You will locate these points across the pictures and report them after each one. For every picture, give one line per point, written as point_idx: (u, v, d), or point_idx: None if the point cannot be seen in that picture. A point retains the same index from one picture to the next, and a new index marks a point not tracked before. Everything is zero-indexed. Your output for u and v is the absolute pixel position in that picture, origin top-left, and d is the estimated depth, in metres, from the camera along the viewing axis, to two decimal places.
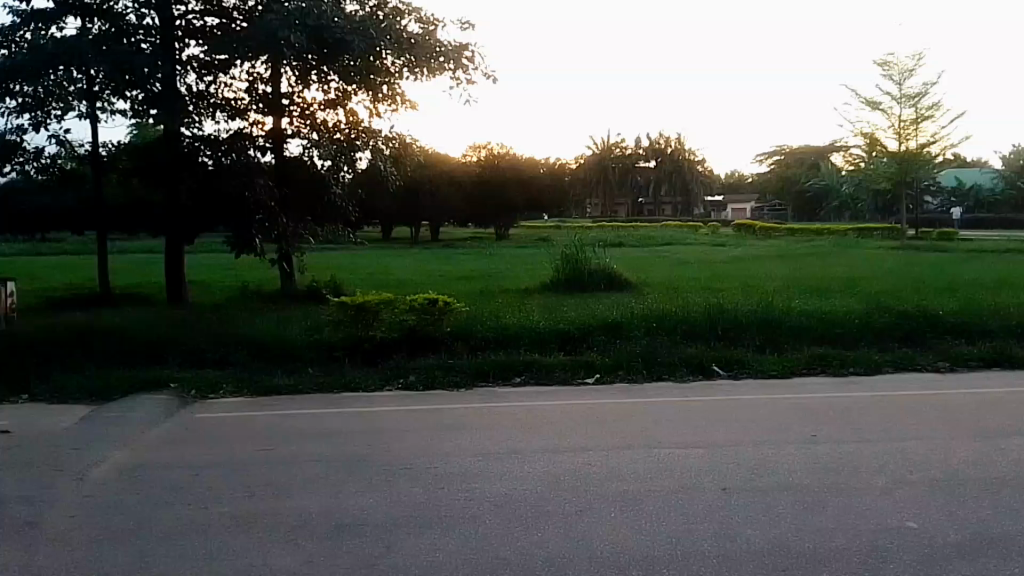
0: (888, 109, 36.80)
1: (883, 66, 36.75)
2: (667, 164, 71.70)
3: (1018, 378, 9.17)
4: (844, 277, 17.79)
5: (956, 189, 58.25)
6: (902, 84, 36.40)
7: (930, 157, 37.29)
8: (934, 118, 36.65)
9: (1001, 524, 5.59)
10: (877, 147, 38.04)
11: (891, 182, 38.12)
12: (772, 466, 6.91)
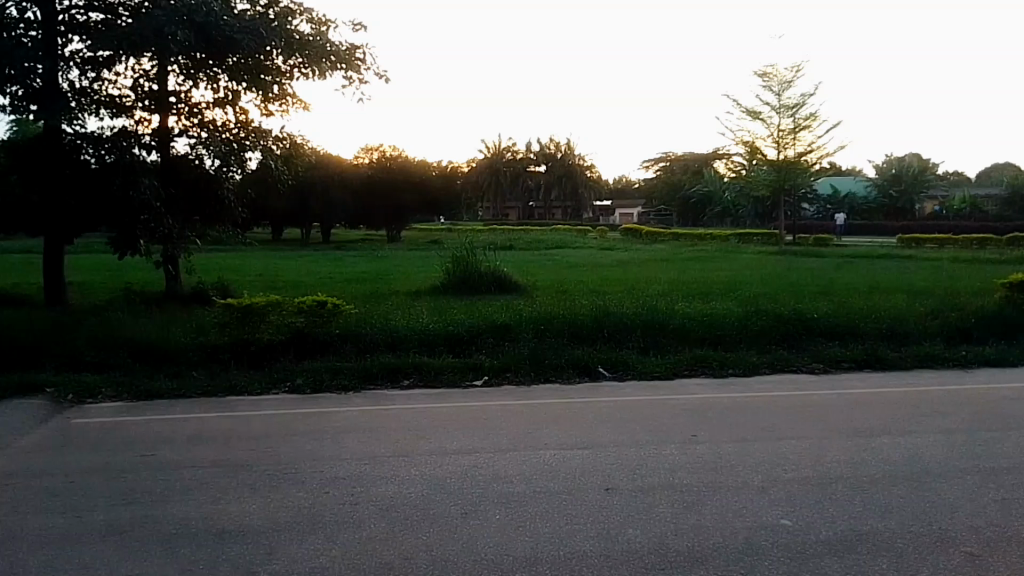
0: (768, 118, 38.28)
1: (763, 77, 38.22)
2: (557, 169, 72.73)
3: (885, 379, 9.62)
4: (725, 281, 18.34)
5: (831, 197, 61.08)
6: (781, 95, 37.94)
7: (807, 165, 39.00)
8: (810, 128, 38.36)
9: (867, 519, 5.82)
10: (757, 155, 39.52)
11: (770, 190, 39.65)
12: (656, 466, 7.01)
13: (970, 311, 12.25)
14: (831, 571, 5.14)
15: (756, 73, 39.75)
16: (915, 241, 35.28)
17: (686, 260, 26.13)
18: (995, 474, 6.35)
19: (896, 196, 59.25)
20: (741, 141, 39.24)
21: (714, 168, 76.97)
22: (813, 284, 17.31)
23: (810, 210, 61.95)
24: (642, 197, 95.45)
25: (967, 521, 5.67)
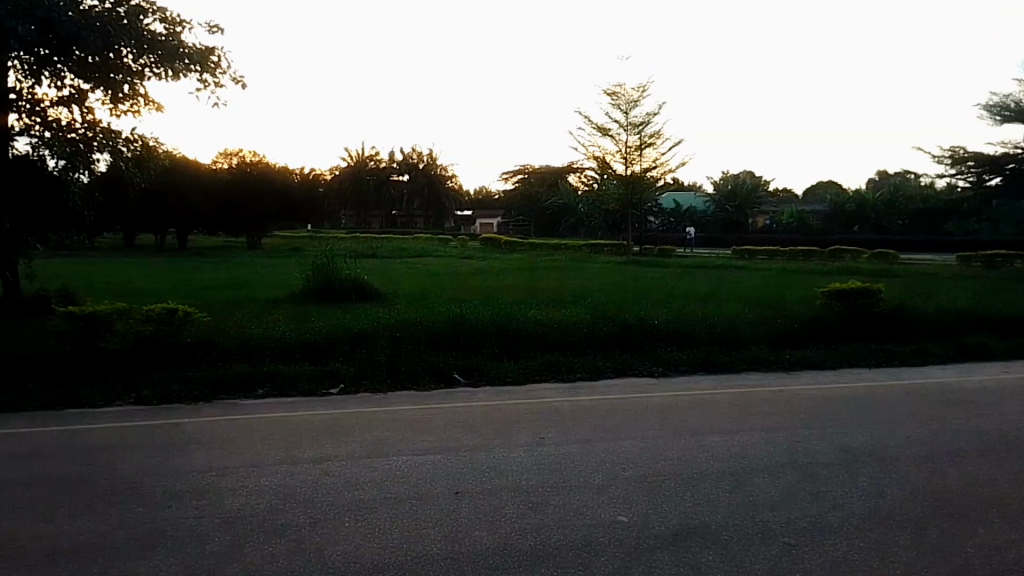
0: (616, 134, 39.68)
1: (612, 95, 39.59)
2: (419, 179, 72.70)
3: (720, 381, 10.22)
4: (576, 289, 18.97)
5: (676, 211, 63.85)
6: (629, 113, 39.40)
7: (652, 180, 40.68)
8: (655, 145, 40.03)
9: (698, 512, 6.21)
10: (607, 169, 40.89)
11: (619, 204, 41.09)
12: (506, 469, 7.21)
13: (795, 318, 13.20)
14: (663, 564, 5.42)
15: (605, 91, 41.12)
16: (749, 252, 37.42)
17: (541, 269, 26.73)
18: (811, 468, 6.89)
19: (733, 210, 62.49)
20: (592, 156, 40.49)
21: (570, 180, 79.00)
22: (655, 293, 18.15)
23: (658, 222, 64.52)
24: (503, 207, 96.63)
25: (786, 510, 6.12)
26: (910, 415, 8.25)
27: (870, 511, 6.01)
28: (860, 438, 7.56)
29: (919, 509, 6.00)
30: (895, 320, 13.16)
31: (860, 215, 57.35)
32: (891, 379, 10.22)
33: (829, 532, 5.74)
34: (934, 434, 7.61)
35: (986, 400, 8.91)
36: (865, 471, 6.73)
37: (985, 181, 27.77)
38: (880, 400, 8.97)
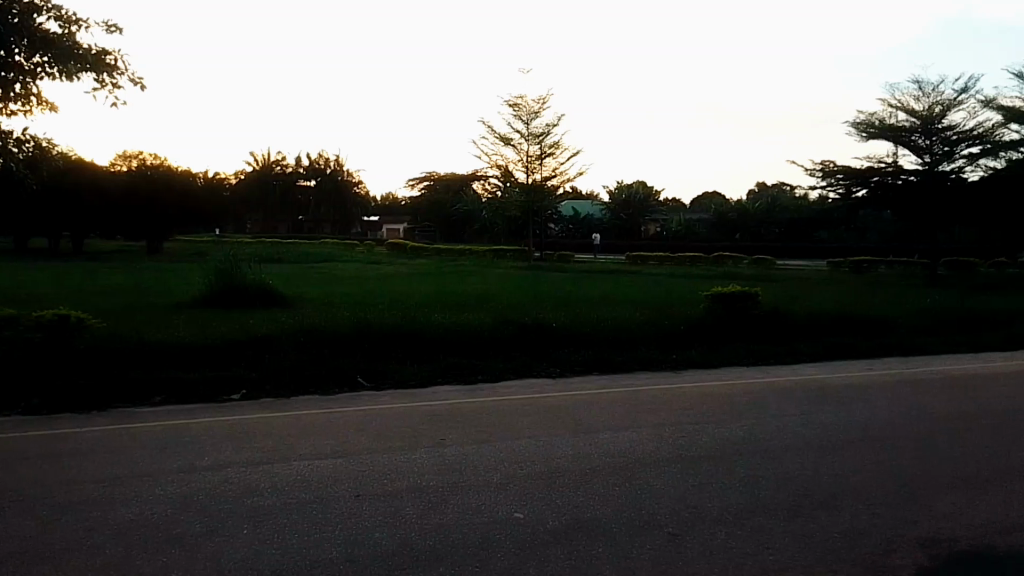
0: (518, 144, 40.20)
1: (513, 106, 40.11)
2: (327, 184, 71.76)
3: (614, 380, 10.67)
4: (474, 293, 19.28)
5: (575, 219, 64.94)
6: (529, 124, 39.99)
7: (551, 188, 41.39)
8: (555, 155, 40.75)
9: (590, 507, 6.49)
10: (509, 178, 41.40)
11: (521, 211, 41.63)
12: (406, 470, 7.38)
13: (682, 318, 13.87)
14: (553, 555, 5.67)
15: (507, 101, 41.60)
16: (642, 257, 38.50)
17: (444, 274, 26.94)
18: (697, 461, 7.29)
19: (626, 218, 63.98)
20: (494, 164, 40.91)
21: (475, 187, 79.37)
22: (552, 296, 18.64)
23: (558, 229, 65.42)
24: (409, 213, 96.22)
25: (671, 503, 6.45)
26: (785, 410, 8.83)
27: (747, 500, 6.41)
28: (741, 432, 8.04)
29: (790, 496, 6.44)
30: (774, 322, 13.98)
31: (740, 224, 59.14)
32: (771, 377, 10.86)
33: (709, 520, 6.10)
34: (807, 427, 8.15)
35: (852, 394, 9.61)
36: (745, 463, 7.18)
37: (853, 193, 28.75)
38: (761, 396, 9.52)
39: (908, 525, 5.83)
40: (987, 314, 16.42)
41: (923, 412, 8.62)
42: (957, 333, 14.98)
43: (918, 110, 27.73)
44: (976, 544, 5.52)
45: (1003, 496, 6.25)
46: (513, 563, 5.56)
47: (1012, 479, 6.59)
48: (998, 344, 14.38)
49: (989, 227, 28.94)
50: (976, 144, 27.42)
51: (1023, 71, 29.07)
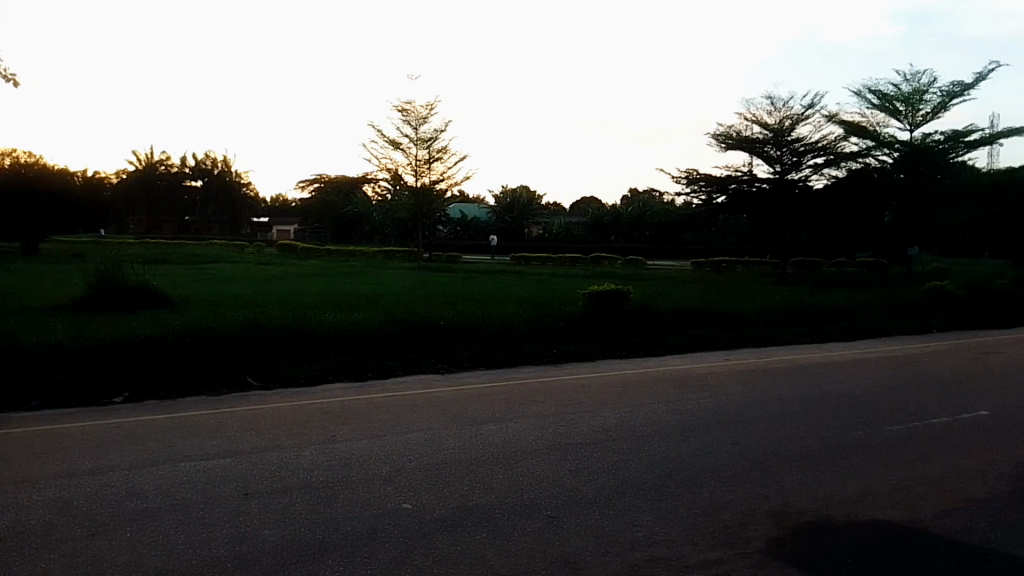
0: (406, 148, 40.28)
1: (402, 110, 40.16)
2: (213, 185, 69.73)
3: (498, 375, 11.31)
4: (360, 293, 19.49)
5: (464, 220, 65.45)
6: (417, 129, 40.12)
7: (440, 192, 41.65)
8: (443, 160, 41.03)
9: (475, 496, 6.81)
10: (398, 181, 41.43)
11: (410, 214, 41.76)
12: (295, 467, 7.56)
13: (563, 314, 14.52)
14: (442, 537, 5.99)
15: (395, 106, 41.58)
16: (527, 258, 39.31)
17: (331, 275, 26.86)
18: (573, 448, 7.82)
19: (511, 221, 64.67)
20: (384, 168, 40.88)
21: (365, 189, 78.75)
22: (436, 295, 19.05)
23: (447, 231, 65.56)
24: (297, 216, 94.46)
25: (549, 489, 6.88)
26: (655, 399, 9.51)
27: (618, 482, 6.92)
28: (614, 420, 8.66)
29: (655, 478, 6.98)
30: (650, 318, 14.81)
31: (617, 226, 60.81)
32: (645, 369, 11.57)
33: (584, 504, 6.53)
34: (674, 413, 8.84)
35: (715, 382, 10.43)
36: (618, 447, 7.77)
37: (713, 200, 30.43)
38: (634, 387, 10.20)
39: (759, 499, 6.45)
40: (831, 307, 17.86)
41: (776, 397, 9.45)
42: (808, 327, 16.30)
43: (770, 123, 29.32)
44: (817, 512, 6.17)
45: (841, 470, 6.99)
46: (403, 549, 5.82)
47: (849, 454, 7.38)
48: (841, 336, 15.74)
49: (842, 229, 31.08)
50: (821, 155, 29.17)
51: (861, 88, 31.06)
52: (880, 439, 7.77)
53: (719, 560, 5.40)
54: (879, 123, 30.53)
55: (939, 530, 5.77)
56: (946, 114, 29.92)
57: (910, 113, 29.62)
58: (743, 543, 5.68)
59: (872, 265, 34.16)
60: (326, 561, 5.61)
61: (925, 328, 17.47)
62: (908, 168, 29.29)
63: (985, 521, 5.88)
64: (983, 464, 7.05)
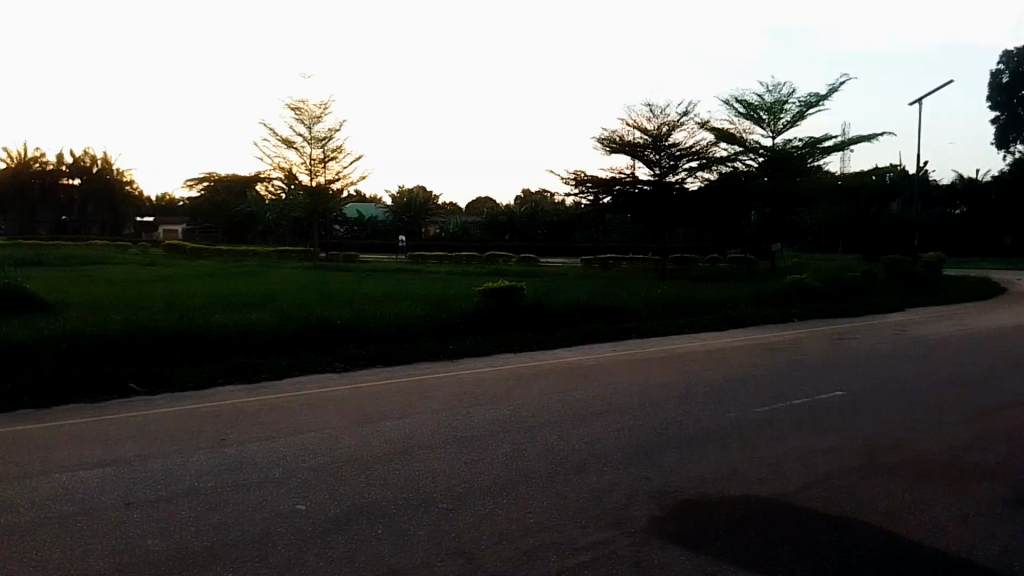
0: (300, 147, 39.69)
1: (295, 108, 39.54)
2: (93, 182, 66.35)
3: (391, 371, 11.60)
4: (257, 293, 19.36)
5: (359, 219, 65.02)
6: (311, 128, 39.60)
7: (335, 191, 41.24)
8: (339, 159, 40.64)
9: (372, 495, 6.64)
10: (292, 180, 40.76)
11: (305, 213, 41.23)
12: (184, 469, 7.44)
13: (456, 311, 14.86)
14: (340, 519, 6.09)
15: (288, 103, 40.90)
16: (422, 257, 39.42)
17: (222, 275, 26.38)
18: (467, 442, 8.09)
19: (407, 221, 64.46)
20: (277, 166, 40.19)
21: (255, 189, 76.94)
22: (334, 294, 19.06)
23: (342, 230, 64.92)
24: (184, 216, 91.35)
25: (445, 480, 7.01)
26: (544, 392, 9.93)
27: (511, 472, 7.17)
28: (506, 413, 9.04)
29: (545, 467, 7.31)
30: (540, 312, 15.30)
31: (511, 225, 61.34)
32: (535, 363, 12.02)
33: (479, 492, 6.69)
34: (561, 404, 9.28)
35: (600, 373, 10.98)
36: (510, 440, 8.10)
37: (600, 200, 31.41)
38: (524, 381, 10.63)
39: (643, 481, 6.88)
40: (704, 300, 18.87)
41: (657, 386, 10.03)
42: (685, 318, 17.25)
43: (649, 129, 30.43)
44: (695, 490, 6.64)
45: (716, 451, 7.55)
46: (298, 551, 5.53)
47: (724, 437, 7.94)
48: (716, 326, 16.72)
49: (717, 227, 32.73)
50: (695, 159, 30.49)
51: (729, 98, 32.61)
52: (750, 421, 8.42)
53: (605, 535, 5.73)
54: (745, 130, 32.19)
55: (803, 500, 6.33)
56: (804, 122, 31.86)
57: (772, 121, 31.39)
58: (629, 523, 5.97)
59: (742, 259, 36.02)
60: (218, 549, 5.58)
61: (789, 317, 18.79)
62: (771, 172, 31.15)
63: (842, 491, 6.50)
64: (839, 441, 7.77)
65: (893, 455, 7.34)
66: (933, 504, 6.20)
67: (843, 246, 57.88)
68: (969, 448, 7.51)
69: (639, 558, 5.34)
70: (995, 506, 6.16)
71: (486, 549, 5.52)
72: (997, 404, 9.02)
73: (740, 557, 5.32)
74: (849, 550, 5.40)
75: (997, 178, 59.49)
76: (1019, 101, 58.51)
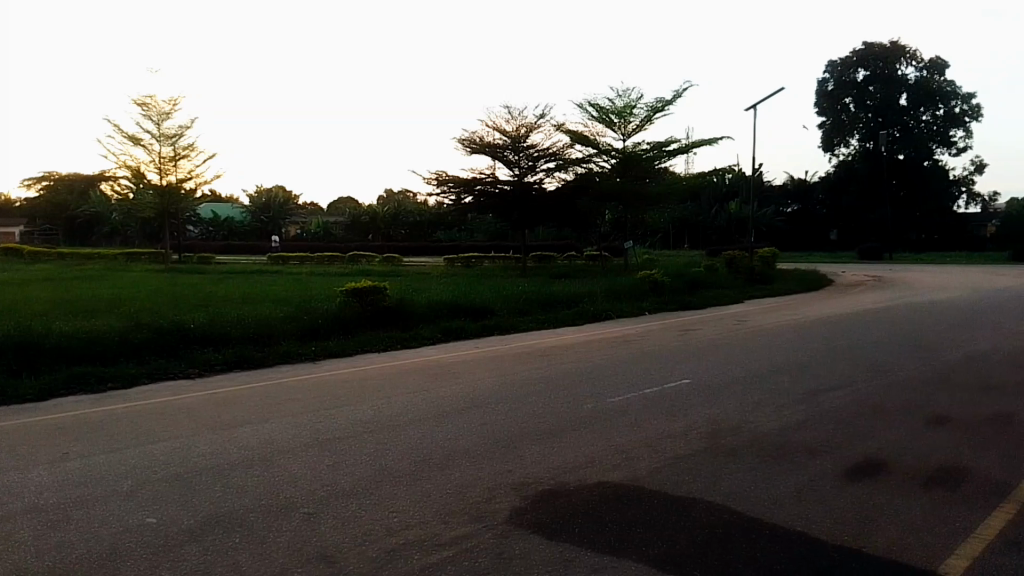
0: (148, 145, 37.83)
1: (142, 105, 37.68)
2: None
3: (248, 376, 11.35)
4: (102, 298, 18.44)
5: (214, 220, 62.73)
6: (160, 124, 37.89)
7: (187, 191, 39.61)
8: (190, 157, 39.07)
9: (228, 503, 6.51)
10: (139, 179, 38.80)
11: (154, 213, 39.37)
12: (22, 486, 7.03)
13: (317, 313, 14.67)
14: (195, 531, 5.94)
15: (134, 99, 38.91)
16: (281, 257, 38.52)
17: (63, 279, 24.91)
18: (329, 444, 8.05)
19: (265, 221, 62.66)
20: (123, 164, 38.18)
21: (97, 188, 72.53)
22: (186, 298, 18.46)
23: (196, 231, 62.66)
24: (15, 217, 84.94)
25: (308, 484, 6.93)
26: (407, 391, 9.99)
27: (374, 473, 7.19)
28: (367, 414, 9.03)
29: (408, 466, 7.37)
30: (403, 311, 15.34)
31: (373, 225, 60.76)
32: (397, 362, 12.06)
33: (341, 495, 6.66)
34: (425, 403, 9.36)
35: (463, 370, 11.15)
36: (373, 440, 8.11)
37: (462, 200, 31.63)
38: (386, 380, 10.66)
39: (505, 474, 7.07)
40: (561, 296, 19.33)
41: (517, 381, 10.28)
42: (543, 314, 17.71)
43: (508, 130, 30.91)
44: (554, 480, 6.89)
45: (573, 441, 7.85)
46: (147, 565, 5.36)
47: (581, 428, 8.25)
48: (572, 321, 17.24)
49: (575, 226, 33.64)
50: (553, 160, 31.21)
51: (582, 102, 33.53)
52: (605, 410, 8.79)
53: (467, 530, 5.86)
54: (598, 133, 33.20)
55: (654, 485, 6.69)
56: (652, 126, 33.19)
57: (622, 124, 32.53)
58: (491, 516, 6.12)
59: (598, 256, 37.08)
60: (59, 569, 5.32)
61: (639, 310, 19.64)
62: (623, 174, 32.29)
63: (690, 473, 6.90)
64: (686, 425, 8.24)
65: (734, 437, 7.87)
66: (769, 481, 6.70)
67: (690, 241, 62.14)
68: (800, 428, 8.15)
69: (499, 550, 5.50)
70: (822, 480, 6.72)
71: (346, 551, 5.53)
72: (822, 386, 9.82)
73: (595, 542, 5.57)
74: (696, 529, 5.75)
75: (825, 177, 63.62)
76: (843, 107, 62.79)
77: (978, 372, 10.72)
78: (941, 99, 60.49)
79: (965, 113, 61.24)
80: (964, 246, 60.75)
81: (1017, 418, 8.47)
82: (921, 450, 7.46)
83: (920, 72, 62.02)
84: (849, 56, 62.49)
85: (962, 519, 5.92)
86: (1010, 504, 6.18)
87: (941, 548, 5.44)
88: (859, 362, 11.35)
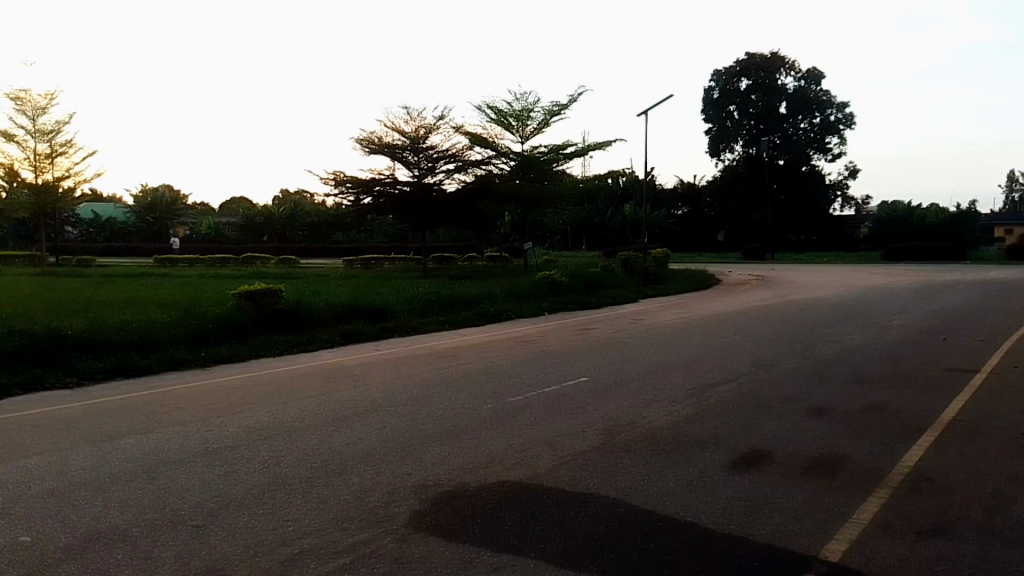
0: (22, 141, 35.76)
1: (14, 99, 35.56)
2: None
3: (132, 384, 10.89)
4: None
5: (95, 220, 59.84)
6: (36, 119, 35.88)
7: (65, 190, 37.65)
8: (68, 155, 37.15)
9: (111, 518, 6.24)
10: (12, 177, 36.63)
11: (29, 213, 37.23)
12: None
13: (208, 317, 14.22)
14: (74, 549, 5.67)
15: (6, 92, 36.72)
16: (169, 260, 37.10)
17: None
18: (220, 452, 7.84)
19: (151, 222, 60.20)
20: None
21: None
22: (69, 302, 17.55)
23: (75, 232, 59.64)
24: None
25: (196, 496, 6.71)
26: (303, 395, 9.80)
27: (268, 481, 7.04)
28: (262, 420, 8.83)
29: (304, 472, 7.24)
30: (298, 314, 15.03)
31: (268, 225, 59.35)
32: (292, 366, 11.80)
33: (232, 506, 6.48)
34: (321, 407, 9.21)
35: (361, 373, 11.02)
36: (267, 447, 7.94)
37: (361, 200, 31.23)
38: (281, 385, 10.43)
39: (403, 477, 7.04)
40: (461, 297, 19.38)
41: (414, 383, 10.23)
42: (443, 314, 17.69)
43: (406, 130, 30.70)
44: (453, 481, 6.91)
45: (473, 442, 7.88)
46: None
47: (480, 429, 8.29)
48: (472, 322, 17.29)
49: (473, 228, 33.73)
50: (452, 161, 31.19)
51: (481, 105, 33.64)
52: (504, 410, 8.86)
53: (365, 536, 5.82)
54: (497, 136, 33.39)
55: (551, 483, 6.80)
56: (549, 129, 33.60)
57: (520, 127, 32.82)
58: (389, 520, 6.09)
59: (496, 257, 37.30)
60: None
61: (539, 310, 19.87)
62: (521, 176, 32.58)
63: (586, 470, 7.05)
64: (583, 423, 8.40)
65: (630, 433, 8.08)
66: (662, 474, 6.92)
67: (586, 243, 63.37)
68: (692, 422, 8.44)
69: (397, 554, 5.49)
70: (713, 472, 6.98)
71: (237, 563, 5.40)
72: (713, 382, 10.17)
73: (494, 542, 5.63)
74: (592, 524, 5.90)
75: (712, 182, 65.96)
76: (728, 115, 64.99)
77: (853, 365, 11.35)
78: (817, 107, 63.61)
79: (839, 121, 64.60)
80: (839, 246, 64.10)
81: (889, 408, 9.02)
82: (801, 440, 7.85)
83: (798, 81, 65.04)
84: (732, 66, 64.95)
85: (839, 505, 6.26)
86: (882, 490, 6.58)
87: (819, 534, 5.74)
88: (745, 358, 11.82)
